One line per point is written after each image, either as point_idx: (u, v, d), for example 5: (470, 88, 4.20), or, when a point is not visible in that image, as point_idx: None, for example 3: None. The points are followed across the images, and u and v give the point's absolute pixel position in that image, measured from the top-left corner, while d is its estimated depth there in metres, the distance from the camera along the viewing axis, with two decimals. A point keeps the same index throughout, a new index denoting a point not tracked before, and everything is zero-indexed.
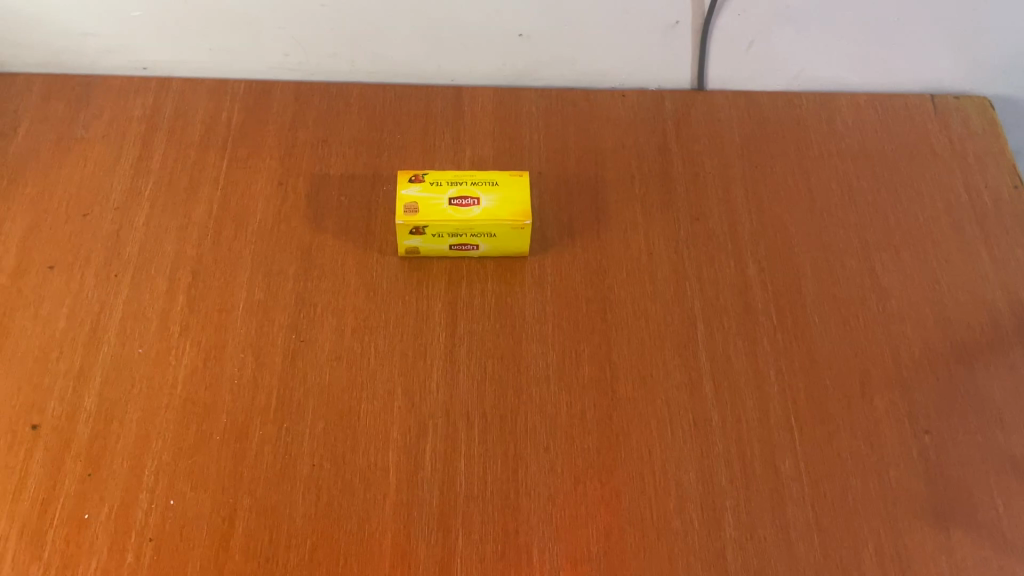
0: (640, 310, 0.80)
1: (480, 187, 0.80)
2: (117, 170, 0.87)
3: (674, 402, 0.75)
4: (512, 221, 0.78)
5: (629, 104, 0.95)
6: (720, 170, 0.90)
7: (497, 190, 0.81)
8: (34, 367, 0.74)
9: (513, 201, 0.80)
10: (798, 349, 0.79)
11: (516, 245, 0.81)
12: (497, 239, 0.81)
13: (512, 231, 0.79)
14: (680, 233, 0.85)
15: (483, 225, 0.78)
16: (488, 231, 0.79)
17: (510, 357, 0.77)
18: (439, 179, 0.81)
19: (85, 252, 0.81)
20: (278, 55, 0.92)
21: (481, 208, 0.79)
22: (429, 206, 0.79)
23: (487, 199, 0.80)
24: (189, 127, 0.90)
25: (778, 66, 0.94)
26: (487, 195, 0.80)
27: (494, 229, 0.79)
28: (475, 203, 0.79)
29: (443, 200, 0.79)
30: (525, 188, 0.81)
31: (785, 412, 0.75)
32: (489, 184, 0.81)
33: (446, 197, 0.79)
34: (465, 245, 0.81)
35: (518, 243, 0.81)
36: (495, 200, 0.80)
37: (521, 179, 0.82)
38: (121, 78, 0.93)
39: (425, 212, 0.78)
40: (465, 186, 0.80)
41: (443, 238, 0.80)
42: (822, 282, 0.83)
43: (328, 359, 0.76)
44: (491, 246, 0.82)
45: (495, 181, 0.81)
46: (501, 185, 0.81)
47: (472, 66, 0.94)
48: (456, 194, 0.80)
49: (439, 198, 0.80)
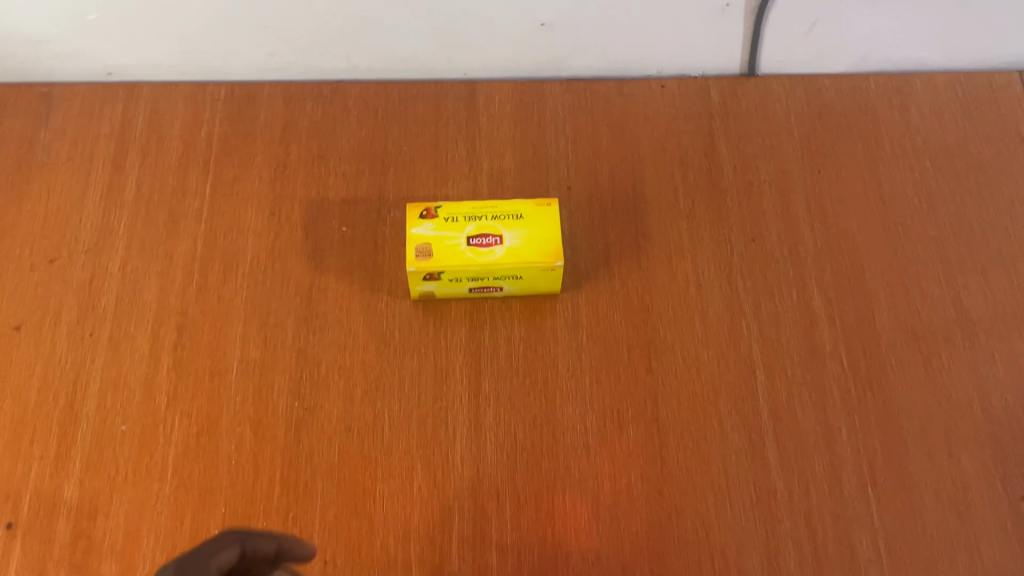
0: (690, 357, 0.70)
1: (503, 222, 0.69)
2: (86, 203, 0.75)
3: (734, 469, 0.66)
4: (541, 264, 0.67)
5: (669, 96, 0.82)
6: (778, 176, 0.78)
7: (523, 226, 0.69)
8: (6, 453, 0.66)
9: (542, 238, 0.69)
10: (873, 400, 0.68)
11: (547, 285, 0.71)
12: (524, 282, 0.70)
13: (541, 274, 0.69)
14: (733, 257, 0.74)
15: (508, 269, 0.67)
16: (514, 275, 0.68)
17: (544, 421, 0.68)
18: (455, 213, 0.70)
19: (55, 306, 0.71)
20: (262, 55, 0.80)
21: (505, 250, 0.68)
22: (445, 248, 0.68)
23: (512, 238, 0.69)
24: (165, 146, 0.78)
25: (843, 45, 0.80)
26: (511, 233, 0.69)
27: (521, 273, 0.68)
28: (498, 243, 0.68)
29: (461, 240, 0.68)
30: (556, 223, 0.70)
31: (861, 478, 0.66)
32: (513, 218, 0.70)
33: (464, 237, 0.68)
34: (487, 287, 0.70)
35: (548, 284, 0.70)
36: (520, 238, 0.69)
37: (551, 211, 0.70)
38: (84, 84, 0.81)
39: (441, 255, 0.67)
40: (485, 221, 0.69)
41: (461, 282, 0.69)
42: (899, 315, 0.72)
43: (336, 430, 0.67)
44: (518, 288, 0.71)
45: (521, 215, 0.70)
46: (527, 218, 0.70)
47: (487, 60, 0.81)
48: (475, 233, 0.69)
49: (456, 238, 0.69)
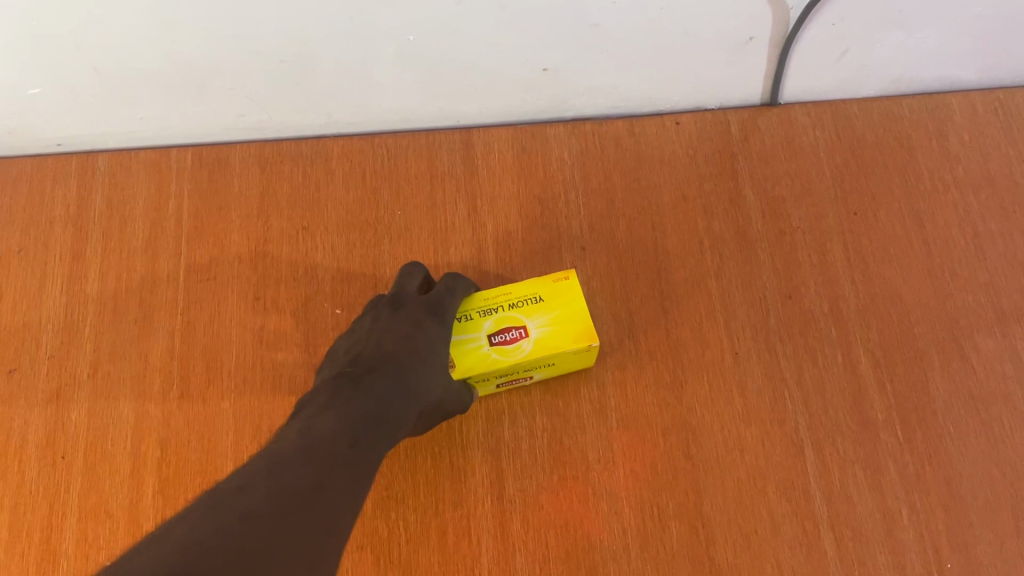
0: (732, 438, 0.64)
1: (522, 309, 0.61)
2: (46, 301, 0.67)
3: (790, 566, 0.60)
4: (575, 347, 0.59)
5: (685, 134, 0.74)
6: (811, 222, 0.71)
7: (545, 308, 0.61)
8: None
9: (570, 319, 0.61)
10: (932, 476, 0.63)
11: (583, 362, 0.63)
12: (558, 365, 0.62)
13: (576, 355, 0.61)
14: (770, 319, 0.68)
15: (540, 361, 0.60)
16: (546, 364, 0.60)
17: (577, 524, 0.61)
18: (467, 307, 0.62)
19: (20, 426, 0.63)
20: (231, 116, 0.71)
21: (530, 340, 0.60)
22: (465, 354, 0.60)
23: (535, 325, 0.60)
24: (131, 227, 0.70)
25: (875, 72, 0.72)
26: (534, 320, 0.61)
27: (554, 360, 0.60)
28: (522, 333, 0.60)
29: (481, 339, 0.61)
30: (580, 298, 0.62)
31: (927, 567, 0.60)
32: (532, 301, 0.61)
33: (484, 335, 0.61)
34: (519, 378, 0.63)
35: (585, 361, 0.62)
36: (546, 322, 0.61)
37: (572, 285, 0.62)
38: (31, 159, 0.72)
39: (460, 363, 0.59)
40: (503, 313, 0.61)
41: (489, 380, 0.62)
42: (953, 375, 0.66)
43: (347, 550, 0.60)
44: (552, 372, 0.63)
45: (540, 295, 0.61)
46: (548, 298, 0.62)
47: (485, 106, 0.73)
48: (495, 328, 0.61)
49: (474, 336, 0.61)
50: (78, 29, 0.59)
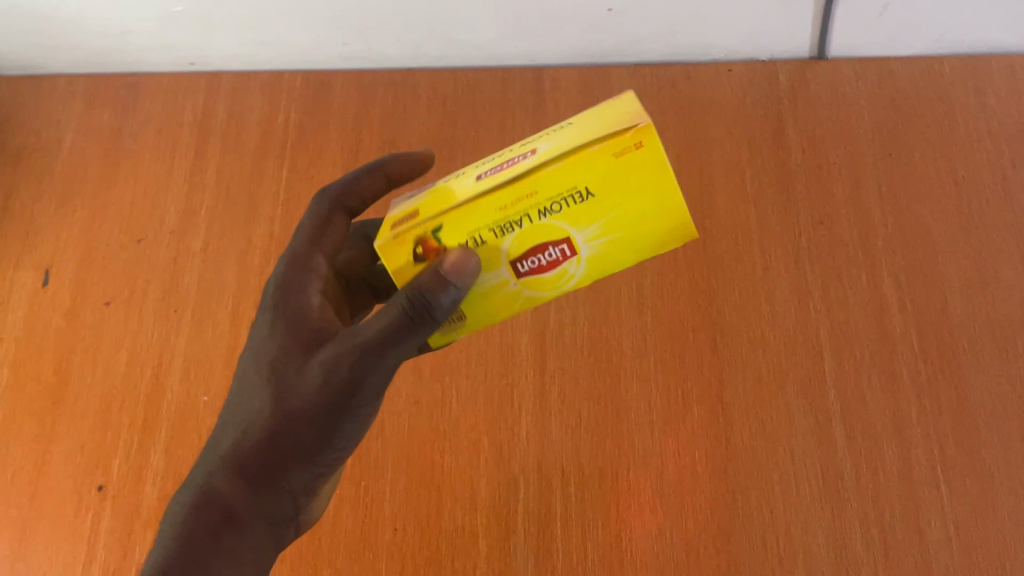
0: (757, 338, 0.70)
1: (541, 140, 0.40)
2: (171, 189, 0.80)
3: (801, 452, 0.66)
4: (603, 142, 0.35)
5: (737, 80, 0.81)
6: (848, 160, 0.77)
7: (572, 126, 0.39)
8: (98, 421, 0.70)
9: (605, 124, 0.38)
10: (945, 385, 0.67)
11: (655, 213, 0.37)
12: (606, 210, 0.37)
13: (622, 167, 0.36)
14: (801, 241, 0.74)
15: (555, 176, 0.36)
16: (574, 194, 0.36)
17: (609, 400, 0.69)
18: (468, 168, 0.42)
19: (142, 285, 0.75)
20: (337, 45, 0.82)
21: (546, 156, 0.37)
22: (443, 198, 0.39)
23: (550, 144, 0.38)
24: (244, 133, 0.82)
25: (914, 28, 0.78)
26: (554, 141, 0.39)
27: (585, 181, 0.36)
28: (531, 158, 0.38)
29: (467, 180, 0.40)
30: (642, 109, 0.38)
31: (931, 462, 0.65)
32: (558, 131, 0.40)
33: (477, 176, 0.40)
34: (541, 245, 0.38)
35: (646, 192, 0.36)
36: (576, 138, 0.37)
37: (643, 128, 0.35)
38: (168, 74, 0.85)
39: (429, 207, 0.39)
40: (509, 151, 0.41)
41: (491, 244, 0.38)
42: (973, 299, 0.70)
43: (405, 404, 0.70)
44: (603, 236, 0.38)
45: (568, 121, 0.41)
46: (577, 119, 0.40)
47: (556, 47, 0.82)
48: (492, 166, 0.40)
49: (461, 183, 0.40)
50: None
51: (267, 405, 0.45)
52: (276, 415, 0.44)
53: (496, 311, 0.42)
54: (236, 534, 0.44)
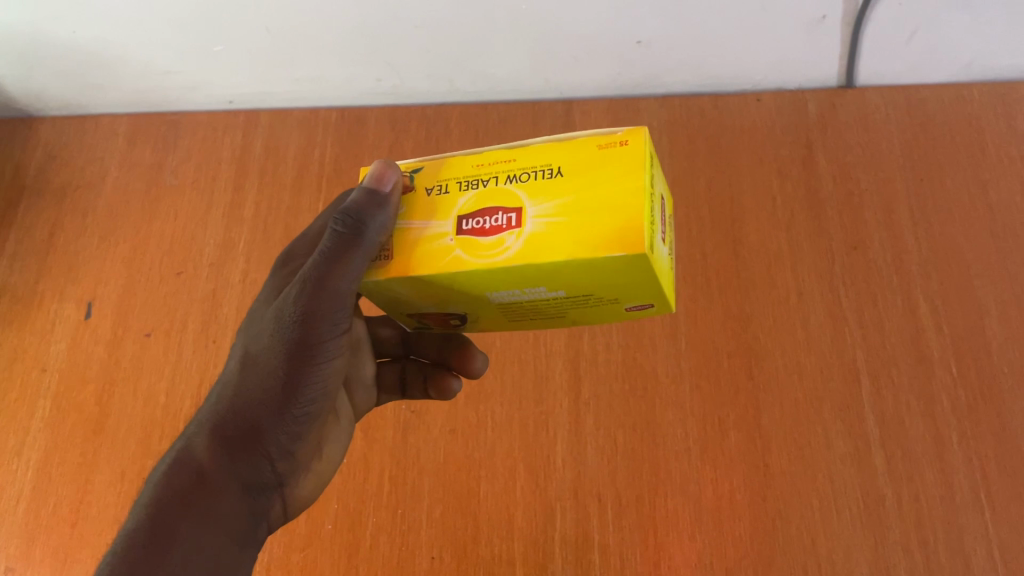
0: (792, 363, 0.70)
1: None
2: (209, 222, 0.82)
3: (840, 477, 0.65)
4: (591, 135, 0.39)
5: (765, 109, 0.82)
6: (879, 186, 0.77)
7: None
8: (138, 449, 0.71)
9: None
10: (985, 409, 0.67)
11: (613, 207, 0.36)
12: (567, 190, 0.38)
13: (599, 156, 0.38)
14: (835, 266, 0.74)
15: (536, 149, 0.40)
16: (546, 170, 0.39)
17: (644, 427, 0.69)
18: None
19: (182, 316, 0.77)
20: (371, 81, 0.83)
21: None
22: None
23: None
24: (282, 168, 0.84)
25: (942, 58, 0.77)
26: None
27: (560, 161, 0.39)
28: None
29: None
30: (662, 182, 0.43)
31: (974, 486, 0.64)
32: None
33: None
34: (493, 207, 0.39)
35: (605, 184, 0.37)
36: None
37: (630, 132, 0.39)
38: (207, 112, 0.87)
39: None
40: None
41: (450, 195, 0.40)
42: (1011, 323, 0.70)
43: (440, 432, 0.70)
44: (554, 211, 0.37)
45: None
46: None
47: (585, 80, 0.83)
48: None
49: None
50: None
51: (237, 362, 0.45)
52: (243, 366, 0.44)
53: (422, 261, 0.39)
54: (204, 491, 0.42)
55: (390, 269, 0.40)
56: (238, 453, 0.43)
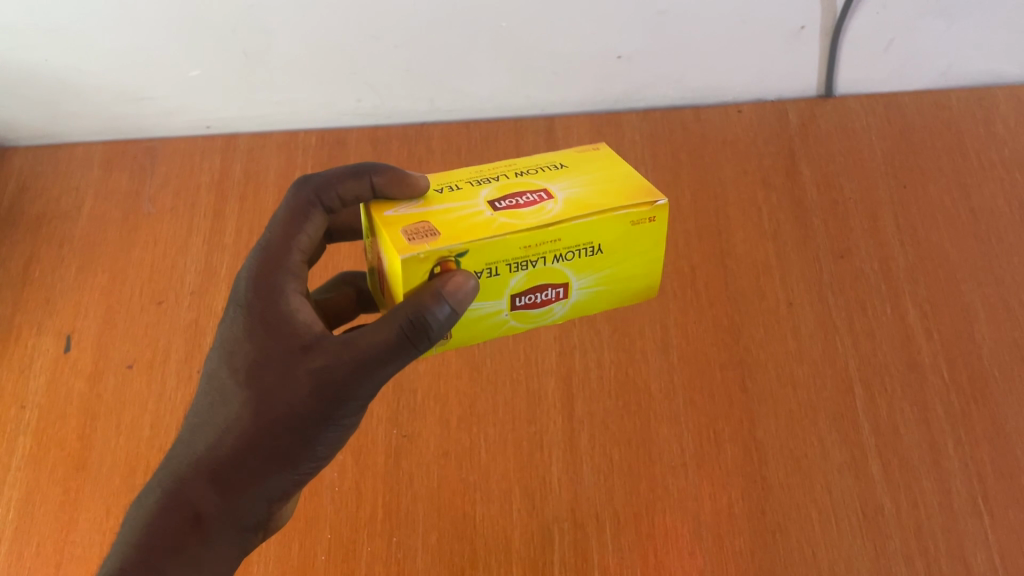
0: (785, 374, 0.70)
1: (539, 179, 0.48)
2: (190, 249, 0.80)
3: (838, 487, 0.65)
4: (626, 211, 0.44)
5: (747, 120, 0.82)
6: (863, 194, 0.78)
7: (584, 185, 0.47)
8: (122, 485, 0.69)
9: (615, 191, 0.46)
10: (978, 413, 0.67)
11: (639, 273, 0.48)
12: (605, 265, 0.46)
13: (632, 232, 0.45)
14: (823, 274, 0.74)
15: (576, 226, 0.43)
16: (587, 248, 0.44)
17: (639, 443, 0.68)
18: (457, 185, 0.49)
19: (164, 346, 0.75)
20: (351, 102, 0.82)
21: (561, 198, 0.45)
22: (461, 224, 0.43)
23: (562, 189, 0.46)
24: (262, 191, 0.83)
25: (919, 66, 0.78)
26: (559, 185, 0.47)
27: (599, 240, 0.44)
28: (544, 200, 0.45)
29: (482, 210, 0.44)
30: (612, 166, 0.49)
31: (972, 492, 0.64)
32: (553, 174, 0.49)
33: (485, 201, 0.46)
34: (544, 284, 0.45)
35: (634, 257, 0.47)
36: (579, 187, 0.46)
37: (656, 206, 0.45)
38: (183, 138, 0.86)
39: (453, 232, 0.42)
40: (512, 184, 0.47)
41: (499, 273, 0.43)
42: (998, 326, 0.70)
43: (433, 456, 0.69)
44: (591, 283, 0.47)
45: (561, 166, 0.49)
46: (572, 167, 0.49)
47: (567, 96, 0.82)
48: (502, 195, 0.46)
49: (470, 204, 0.46)
50: (231, 21, 0.72)
51: (245, 415, 0.44)
52: (255, 418, 0.43)
53: (482, 332, 0.47)
54: (202, 540, 0.43)
55: (450, 341, 0.47)
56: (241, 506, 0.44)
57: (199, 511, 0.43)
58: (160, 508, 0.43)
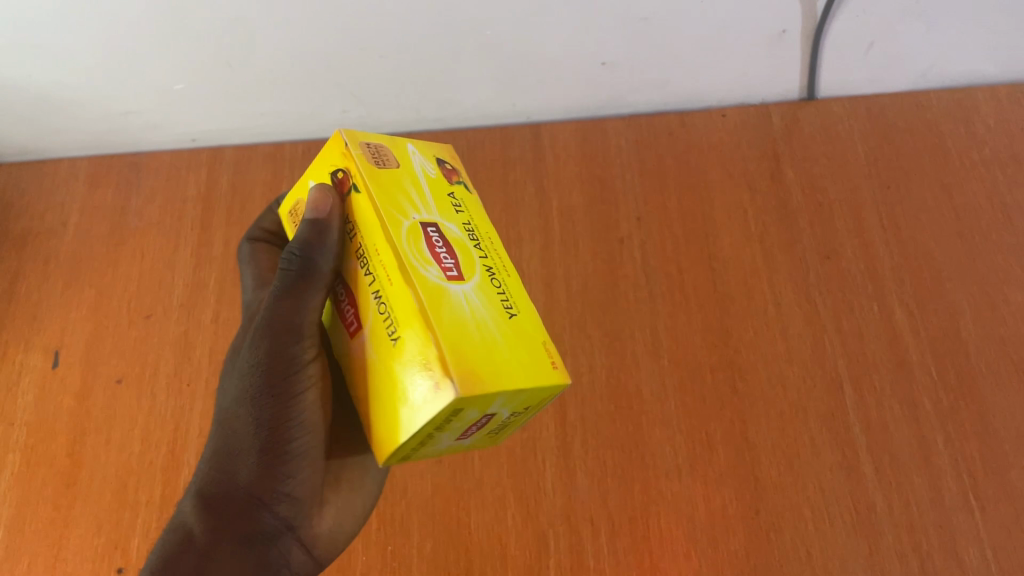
0: (775, 375, 0.70)
1: (484, 278, 0.41)
2: (177, 263, 0.80)
3: (831, 486, 0.65)
4: (434, 343, 0.35)
5: (731, 124, 0.83)
6: (847, 195, 0.79)
7: (481, 314, 0.38)
8: (114, 501, 0.69)
9: (465, 337, 0.36)
10: (967, 410, 0.67)
11: (399, 415, 0.37)
12: (384, 359, 0.38)
13: (417, 366, 0.36)
14: (809, 276, 0.75)
15: (405, 274, 0.38)
16: (390, 323, 0.38)
17: (632, 447, 0.68)
18: (464, 208, 0.45)
19: (153, 359, 0.75)
20: (337, 112, 0.82)
21: (458, 288, 0.39)
22: (397, 179, 0.42)
23: (462, 290, 0.39)
24: (250, 204, 0.83)
25: (900, 66, 0.79)
26: (475, 292, 0.39)
27: (399, 329, 0.37)
28: (454, 276, 0.39)
29: (414, 218, 0.41)
30: (522, 380, 0.36)
31: (962, 488, 0.64)
32: (500, 296, 0.40)
33: (436, 217, 0.42)
34: (358, 300, 0.41)
35: (408, 404, 0.36)
36: (489, 316, 0.38)
37: (442, 389, 0.34)
38: (169, 152, 0.86)
39: (383, 176, 0.42)
40: (469, 253, 0.42)
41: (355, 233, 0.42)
42: (985, 323, 0.71)
43: (426, 464, 0.69)
44: (370, 358, 0.40)
45: (512, 313, 0.40)
46: (515, 322, 0.39)
47: (553, 104, 0.83)
48: (447, 233, 0.41)
49: (428, 205, 0.42)
50: (211, 34, 0.71)
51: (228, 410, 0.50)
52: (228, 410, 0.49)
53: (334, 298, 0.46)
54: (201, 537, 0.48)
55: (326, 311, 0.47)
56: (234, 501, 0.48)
57: (204, 514, 0.49)
58: (180, 516, 0.50)
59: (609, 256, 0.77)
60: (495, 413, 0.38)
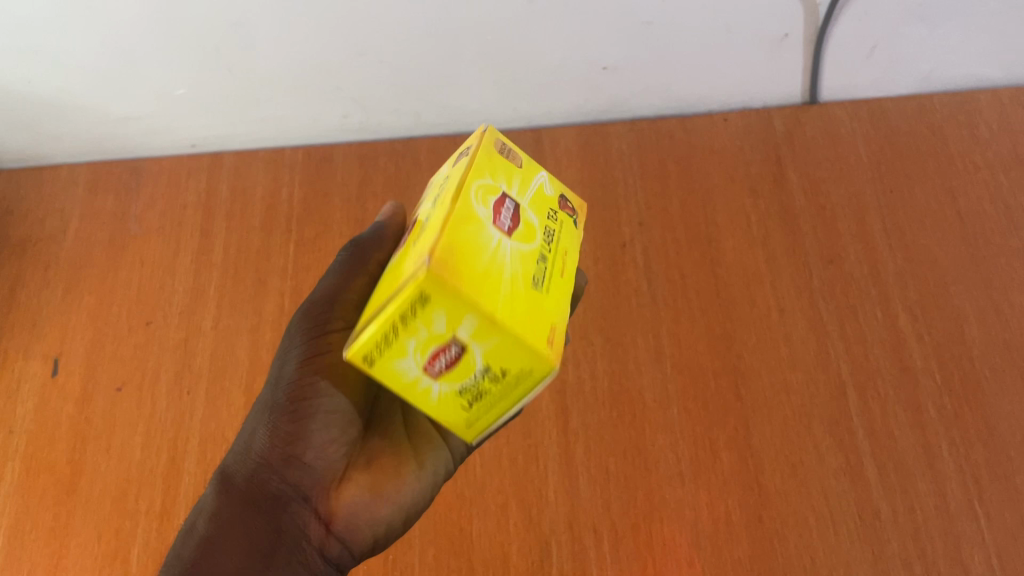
0: (779, 381, 0.70)
1: (535, 257, 0.36)
2: (178, 269, 0.80)
3: (835, 492, 0.65)
4: (436, 232, 0.32)
5: (733, 128, 0.83)
6: (849, 199, 0.78)
7: (505, 260, 0.33)
8: (114, 509, 0.68)
9: (471, 257, 0.32)
10: (971, 415, 0.67)
11: (373, 307, 0.34)
12: (399, 263, 0.36)
13: (413, 259, 0.33)
14: (813, 280, 0.74)
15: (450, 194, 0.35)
16: (422, 230, 0.35)
17: (635, 454, 0.68)
18: (559, 225, 0.40)
19: (153, 366, 0.75)
20: (337, 117, 0.82)
21: (498, 234, 0.34)
22: (508, 159, 0.39)
23: (501, 239, 0.34)
24: (249, 209, 0.83)
25: (903, 69, 0.79)
26: (515, 249, 0.35)
27: (423, 234, 0.34)
28: (505, 231, 0.35)
29: (499, 182, 0.37)
30: (501, 316, 0.31)
31: (967, 494, 0.64)
32: (539, 275, 0.35)
33: (523, 201, 0.38)
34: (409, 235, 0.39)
35: (384, 292, 0.33)
36: (515, 272, 0.33)
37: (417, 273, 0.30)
38: (170, 158, 0.86)
39: (496, 151, 0.39)
40: (531, 238, 0.36)
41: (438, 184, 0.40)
42: (989, 328, 0.70)
43: None
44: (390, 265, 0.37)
45: (537, 290, 0.34)
46: (537, 297, 0.34)
47: (554, 108, 0.82)
48: (520, 212, 0.37)
49: (523, 194, 0.38)
50: (210, 40, 0.71)
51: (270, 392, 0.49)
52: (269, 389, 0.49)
53: None
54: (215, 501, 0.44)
55: None
56: (246, 472, 0.44)
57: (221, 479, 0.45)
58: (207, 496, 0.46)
59: (611, 261, 0.77)
60: (467, 351, 0.32)
